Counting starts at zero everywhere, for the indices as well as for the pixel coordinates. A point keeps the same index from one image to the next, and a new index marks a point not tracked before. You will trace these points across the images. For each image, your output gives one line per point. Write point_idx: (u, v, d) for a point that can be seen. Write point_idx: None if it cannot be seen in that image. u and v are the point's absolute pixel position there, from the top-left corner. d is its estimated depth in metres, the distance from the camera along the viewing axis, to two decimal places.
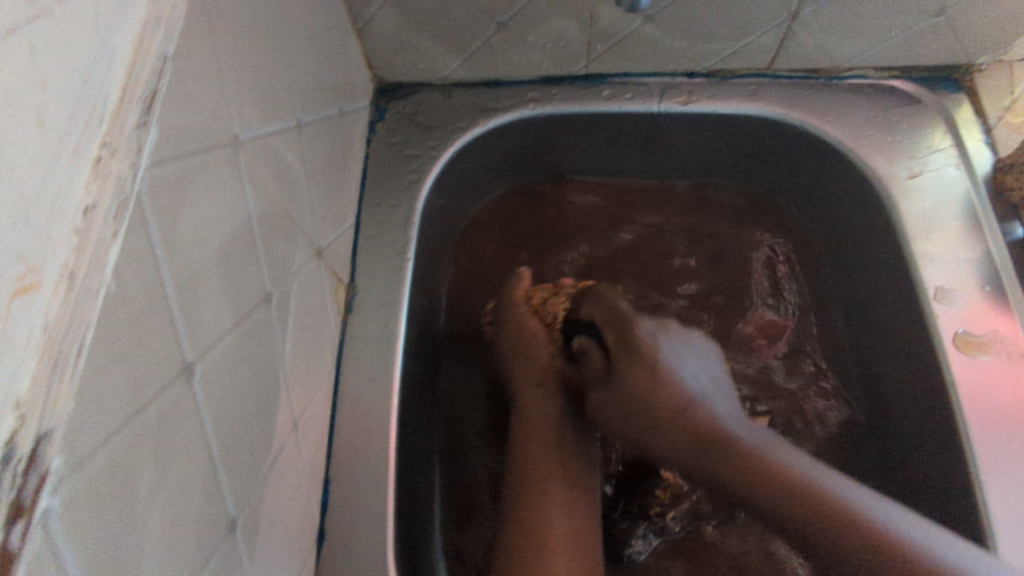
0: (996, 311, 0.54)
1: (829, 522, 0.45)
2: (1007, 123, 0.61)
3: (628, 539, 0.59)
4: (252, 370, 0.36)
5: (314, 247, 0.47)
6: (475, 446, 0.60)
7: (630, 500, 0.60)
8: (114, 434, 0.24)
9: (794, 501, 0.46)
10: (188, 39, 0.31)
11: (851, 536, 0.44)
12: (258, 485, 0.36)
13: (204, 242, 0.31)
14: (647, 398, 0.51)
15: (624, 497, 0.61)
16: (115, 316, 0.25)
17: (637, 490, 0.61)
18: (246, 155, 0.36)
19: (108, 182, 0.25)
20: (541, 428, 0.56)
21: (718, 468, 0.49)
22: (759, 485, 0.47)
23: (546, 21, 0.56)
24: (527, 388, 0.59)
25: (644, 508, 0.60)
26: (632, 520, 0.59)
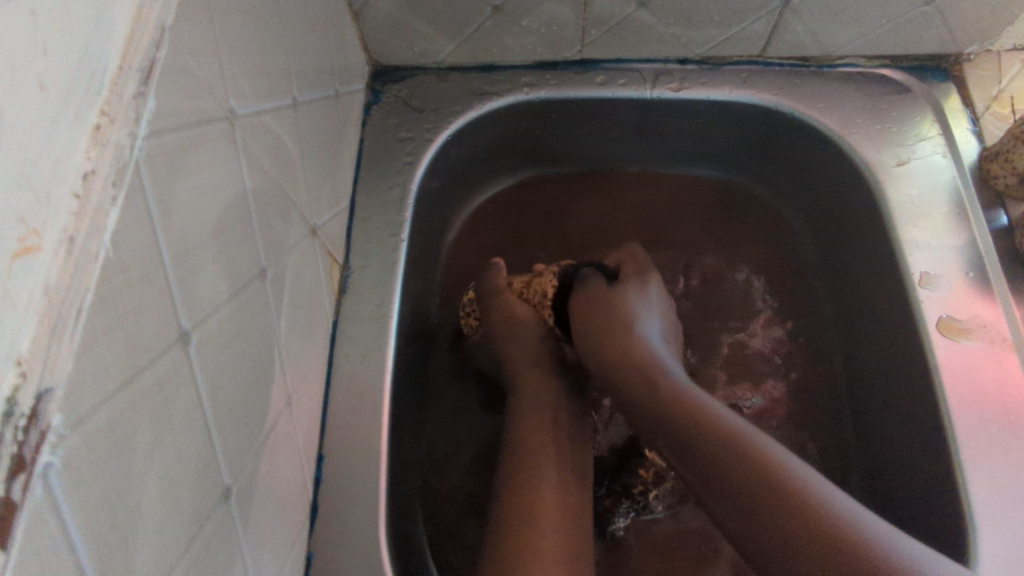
0: (978, 297, 0.55)
1: (771, 490, 0.39)
2: (994, 113, 0.62)
3: (610, 516, 0.61)
4: (246, 343, 0.36)
5: (309, 227, 0.47)
6: (465, 431, 0.61)
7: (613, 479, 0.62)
8: (113, 397, 0.24)
9: (754, 483, 0.40)
10: (186, 13, 0.31)
11: (783, 517, 0.38)
12: (251, 456, 0.37)
13: (199, 214, 0.32)
14: (616, 333, 0.54)
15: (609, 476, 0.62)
16: (113, 281, 0.25)
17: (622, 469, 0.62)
18: (242, 131, 0.37)
19: (107, 150, 0.25)
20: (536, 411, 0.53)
21: (659, 409, 0.47)
22: (704, 440, 0.43)
23: (541, 5, 0.56)
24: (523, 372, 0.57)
25: (626, 486, 0.61)
26: (614, 498, 0.61)
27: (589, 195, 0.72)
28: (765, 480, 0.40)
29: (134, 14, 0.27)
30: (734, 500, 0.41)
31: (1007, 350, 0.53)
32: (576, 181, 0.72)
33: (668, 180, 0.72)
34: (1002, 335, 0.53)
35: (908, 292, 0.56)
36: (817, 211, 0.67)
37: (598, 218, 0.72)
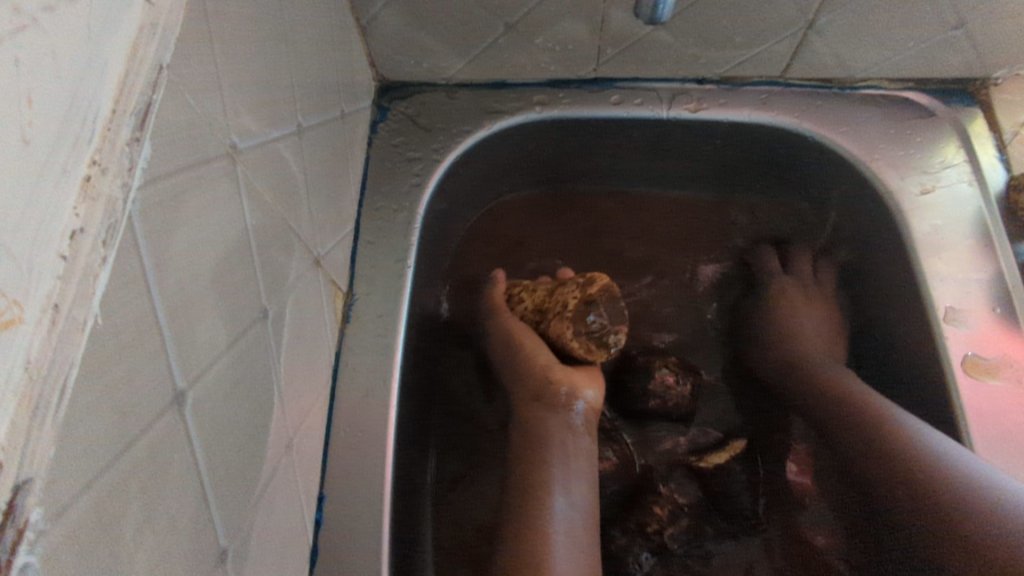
0: (1007, 335, 0.53)
1: (867, 424, 0.54)
2: (1022, 139, 0.60)
3: (625, 554, 0.57)
4: (245, 392, 0.34)
5: (312, 257, 0.45)
6: (472, 437, 0.60)
7: (628, 515, 0.59)
8: (98, 478, 0.23)
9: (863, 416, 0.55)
10: (184, 47, 0.29)
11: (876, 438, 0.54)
12: (249, 509, 0.35)
13: (198, 261, 0.30)
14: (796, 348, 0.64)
15: (622, 512, 0.59)
16: (101, 350, 0.23)
17: (636, 505, 0.59)
18: (244, 166, 0.35)
19: (98, 204, 0.23)
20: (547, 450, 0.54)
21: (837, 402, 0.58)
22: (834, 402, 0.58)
23: (556, 23, 0.54)
24: (527, 405, 0.57)
25: (641, 524, 0.58)
26: (631, 536, 0.58)
27: (599, 220, 0.70)
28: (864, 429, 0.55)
29: (131, 50, 0.25)
30: (853, 442, 0.56)
31: None
32: (586, 203, 0.70)
33: (680, 204, 0.70)
34: None
35: (932, 327, 0.54)
36: (836, 238, 0.65)
37: (605, 244, 0.70)
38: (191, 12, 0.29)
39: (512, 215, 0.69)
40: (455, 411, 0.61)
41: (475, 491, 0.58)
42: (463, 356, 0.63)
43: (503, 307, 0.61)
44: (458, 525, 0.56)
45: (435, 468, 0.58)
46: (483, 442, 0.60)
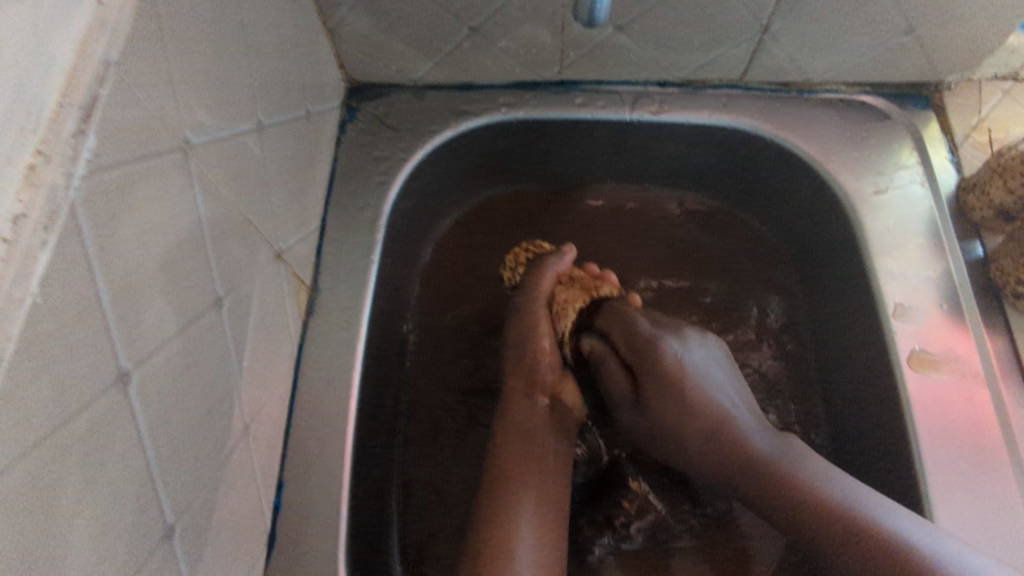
0: (952, 330, 0.54)
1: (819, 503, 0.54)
2: (973, 141, 0.62)
3: (590, 545, 0.61)
4: (197, 377, 0.36)
5: (273, 250, 0.47)
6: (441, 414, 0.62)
7: (595, 508, 0.62)
8: (36, 446, 0.24)
9: (760, 483, 0.50)
10: (135, 45, 0.30)
11: (788, 505, 0.48)
12: (202, 489, 0.36)
13: (147, 248, 0.31)
14: (686, 417, 0.53)
15: (590, 505, 0.62)
16: (42, 327, 0.24)
17: (604, 499, 0.62)
18: (198, 159, 0.36)
19: (40, 191, 0.25)
20: (520, 434, 0.55)
21: (744, 476, 0.51)
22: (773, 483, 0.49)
23: (517, 27, 0.56)
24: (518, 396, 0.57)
25: (608, 517, 0.61)
26: (597, 529, 0.61)
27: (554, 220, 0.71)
28: (771, 494, 0.49)
29: (78, 48, 0.27)
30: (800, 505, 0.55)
31: (979, 385, 0.52)
32: (555, 206, 0.71)
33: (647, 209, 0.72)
34: (974, 370, 0.53)
35: (883, 323, 0.55)
36: (797, 237, 0.67)
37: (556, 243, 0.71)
38: (143, 13, 0.31)
39: (482, 216, 0.70)
40: (425, 400, 0.62)
41: (443, 476, 0.59)
42: (439, 345, 0.65)
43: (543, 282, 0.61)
44: (425, 513, 0.58)
45: (403, 445, 0.60)
46: (457, 430, 0.61)
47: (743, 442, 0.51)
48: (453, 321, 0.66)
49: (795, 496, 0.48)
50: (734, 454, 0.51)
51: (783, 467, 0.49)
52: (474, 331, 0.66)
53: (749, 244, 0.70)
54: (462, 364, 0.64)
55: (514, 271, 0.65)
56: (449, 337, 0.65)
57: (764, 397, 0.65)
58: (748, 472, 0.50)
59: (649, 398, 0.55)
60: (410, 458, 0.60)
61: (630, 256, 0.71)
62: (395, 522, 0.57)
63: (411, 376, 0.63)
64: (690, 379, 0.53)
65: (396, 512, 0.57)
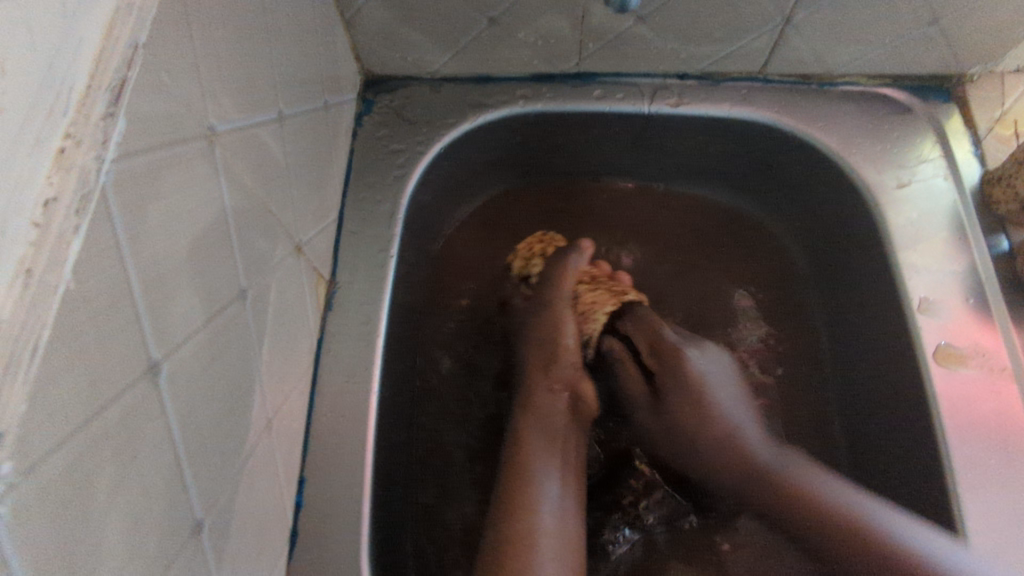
0: (978, 325, 0.54)
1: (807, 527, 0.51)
2: (997, 135, 0.61)
3: (600, 529, 0.60)
4: (222, 370, 0.35)
5: (293, 243, 0.46)
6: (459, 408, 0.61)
7: (604, 491, 0.61)
8: (69, 438, 0.23)
9: (777, 494, 0.52)
10: (162, 30, 0.30)
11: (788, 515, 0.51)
12: (227, 484, 0.36)
13: (175, 237, 0.30)
14: (705, 421, 0.55)
15: (600, 487, 0.61)
16: (74, 315, 0.24)
17: (613, 481, 0.62)
18: (222, 147, 0.35)
19: (71, 174, 0.24)
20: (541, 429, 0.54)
21: (760, 498, 0.53)
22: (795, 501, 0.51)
23: (537, 18, 0.55)
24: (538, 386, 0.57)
25: (618, 499, 0.61)
26: (607, 511, 0.60)
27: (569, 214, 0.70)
28: (782, 503, 0.51)
29: (105, 29, 0.26)
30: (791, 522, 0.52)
31: (1007, 380, 0.52)
32: (572, 201, 0.71)
33: (665, 203, 0.71)
34: (1002, 364, 0.52)
35: (907, 318, 0.55)
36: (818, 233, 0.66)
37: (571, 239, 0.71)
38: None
39: (498, 210, 0.69)
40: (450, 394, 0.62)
41: (465, 472, 0.59)
42: (456, 340, 0.64)
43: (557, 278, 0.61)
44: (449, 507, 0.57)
45: (421, 440, 0.59)
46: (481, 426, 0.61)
47: (748, 457, 0.54)
48: (474, 318, 0.65)
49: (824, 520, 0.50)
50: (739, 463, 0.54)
51: (799, 489, 0.51)
52: (491, 326, 0.65)
53: (767, 240, 0.70)
54: (479, 359, 0.64)
55: (527, 262, 0.64)
56: (466, 332, 0.65)
57: (775, 393, 0.65)
58: (761, 488, 0.53)
59: (681, 410, 0.56)
60: (428, 453, 0.59)
61: (643, 252, 0.71)
62: (414, 518, 0.56)
63: (428, 371, 0.62)
64: (697, 388, 0.56)
65: (415, 508, 0.56)
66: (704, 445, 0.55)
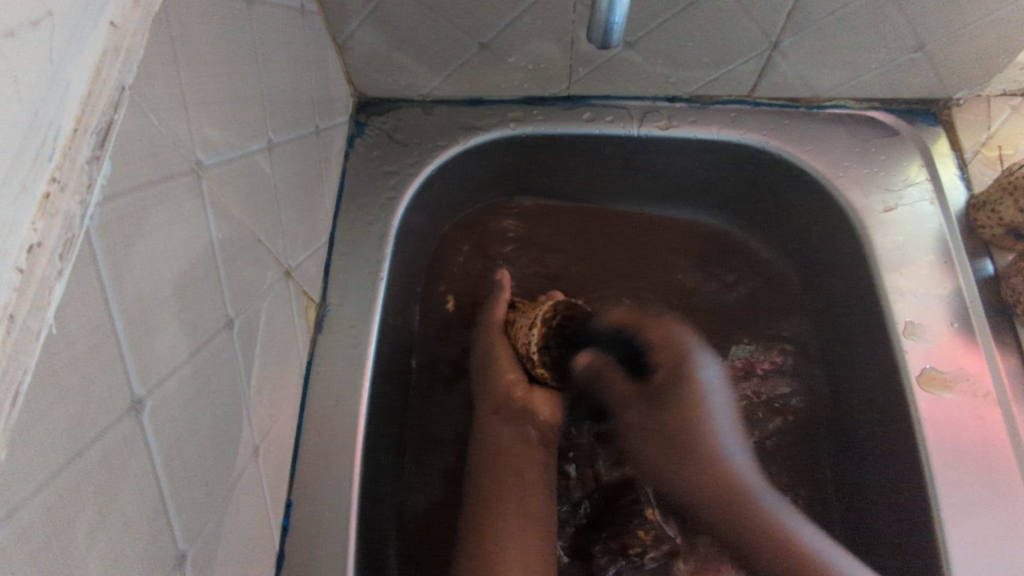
0: (963, 348, 0.54)
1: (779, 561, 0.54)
2: (982, 158, 0.62)
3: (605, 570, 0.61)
4: (208, 401, 0.35)
5: (283, 269, 0.47)
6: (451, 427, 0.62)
7: (609, 535, 0.62)
8: (49, 482, 0.24)
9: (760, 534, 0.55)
10: (149, 69, 0.30)
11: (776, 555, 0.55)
12: (212, 512, 0.36)
13: (160, 274, 0.31)
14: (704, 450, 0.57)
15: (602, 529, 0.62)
16: (58, 357, 0.24)
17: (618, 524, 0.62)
18: (210, 180, 0.36)
19: (56, 220, 0.24)
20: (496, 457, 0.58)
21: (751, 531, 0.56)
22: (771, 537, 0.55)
23: (527, 43, 0.56)
24: (485, 417, 0.61)
25: (624, 544, 0.61)
26: (610, 555, 0.61)
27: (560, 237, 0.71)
28: (771, 539, 0.55)
29: (92, 74, 0.27)
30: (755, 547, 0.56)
31: (990, 405, 0.52)
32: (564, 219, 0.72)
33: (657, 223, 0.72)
34: (986, 389, 0.53)
35: (893, 341, 0.55)
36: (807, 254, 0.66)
37: (558, 262, 0.71)
38: (157, 36, 0.31)
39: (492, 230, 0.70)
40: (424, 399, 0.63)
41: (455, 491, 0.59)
42: (449, 361, 0.65)
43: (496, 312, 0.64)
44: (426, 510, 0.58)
45: (410, 460, 0.60)
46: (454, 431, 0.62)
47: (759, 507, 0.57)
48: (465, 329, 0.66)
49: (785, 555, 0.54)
50: (726, 497, 0.56)
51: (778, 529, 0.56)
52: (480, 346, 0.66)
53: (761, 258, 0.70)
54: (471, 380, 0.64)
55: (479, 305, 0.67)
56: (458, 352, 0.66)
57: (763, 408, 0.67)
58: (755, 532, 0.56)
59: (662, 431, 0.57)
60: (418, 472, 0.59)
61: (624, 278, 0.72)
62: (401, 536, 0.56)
63: (420, 391, 0.63)
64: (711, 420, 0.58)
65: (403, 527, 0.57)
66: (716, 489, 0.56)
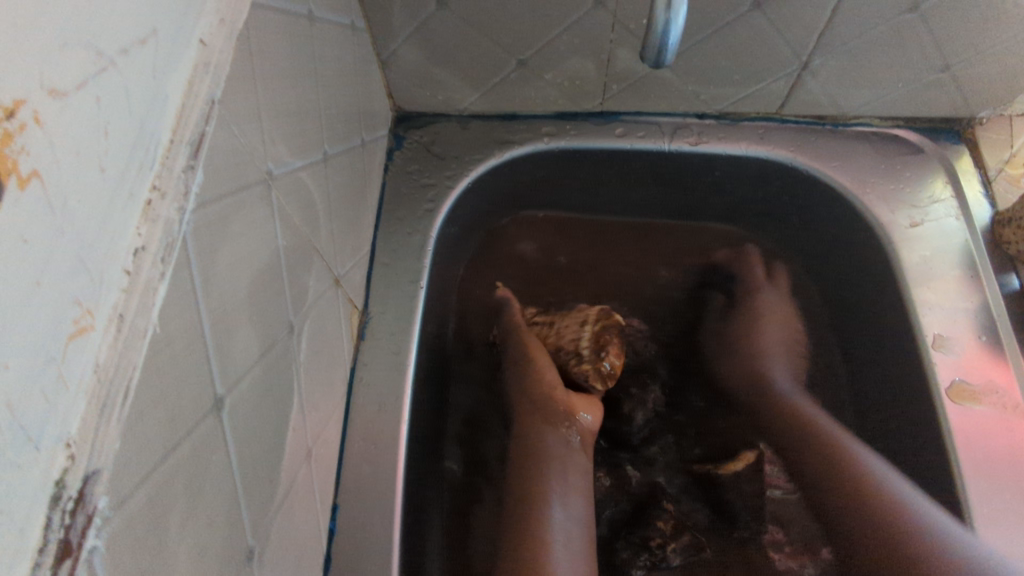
0: (991, 361, 0.55)
1: (851, 500, 0.58)
2: (1006, 176, 0.63)
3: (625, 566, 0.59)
4: (272, 402, 0.37)
5: (332, 276, 0.48)
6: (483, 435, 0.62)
7: (631, 531, 0.60)
8: (150, 475, 0.25)
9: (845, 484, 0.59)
10: (233, 83, 0.32)
11: (836, 489, 0.60)
12: (273, 511, 0.37)
13: (239, 279, 0.32)
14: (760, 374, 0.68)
15: (627, 528, 0.61)
16: (159, 356, 0.25)
17: (641, 521, 0.60)
18: (278, 190, 0.37)
19: (158, 225, 0.26)
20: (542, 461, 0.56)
21: (823, 455, 0.61)
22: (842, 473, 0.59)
23: (564, 61, 0.58)
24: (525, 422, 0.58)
25: (645, 539, 0.59)
26: (633, 551, 0.59)
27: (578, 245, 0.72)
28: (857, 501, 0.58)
29: (187, 87, 0.29)
30: (832, 492, 0.60)
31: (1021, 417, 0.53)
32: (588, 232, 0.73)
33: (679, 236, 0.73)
34: (1015, 401, 0.53)
35: (921, 354, 0.56)
36: (834, 264, 0.67)
37: (583, 273, 0.72)
38: (240, 54, 0.33)
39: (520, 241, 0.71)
40: (454, 398, 0.63)
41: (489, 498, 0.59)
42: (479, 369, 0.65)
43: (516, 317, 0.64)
44: (473, 509, 0.59)
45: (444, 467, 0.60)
46: (487, 430, 0.62)
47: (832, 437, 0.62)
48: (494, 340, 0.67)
49: (844, 471, 0.60)
50: (829, 444, 0.62)
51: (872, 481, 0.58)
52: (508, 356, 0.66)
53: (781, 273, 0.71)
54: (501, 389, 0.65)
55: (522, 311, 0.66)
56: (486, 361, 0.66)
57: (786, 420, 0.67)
58: (851, 469, 0.59)
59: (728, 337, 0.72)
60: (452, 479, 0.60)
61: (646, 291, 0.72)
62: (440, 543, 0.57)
63: (450, 399, 0.63)
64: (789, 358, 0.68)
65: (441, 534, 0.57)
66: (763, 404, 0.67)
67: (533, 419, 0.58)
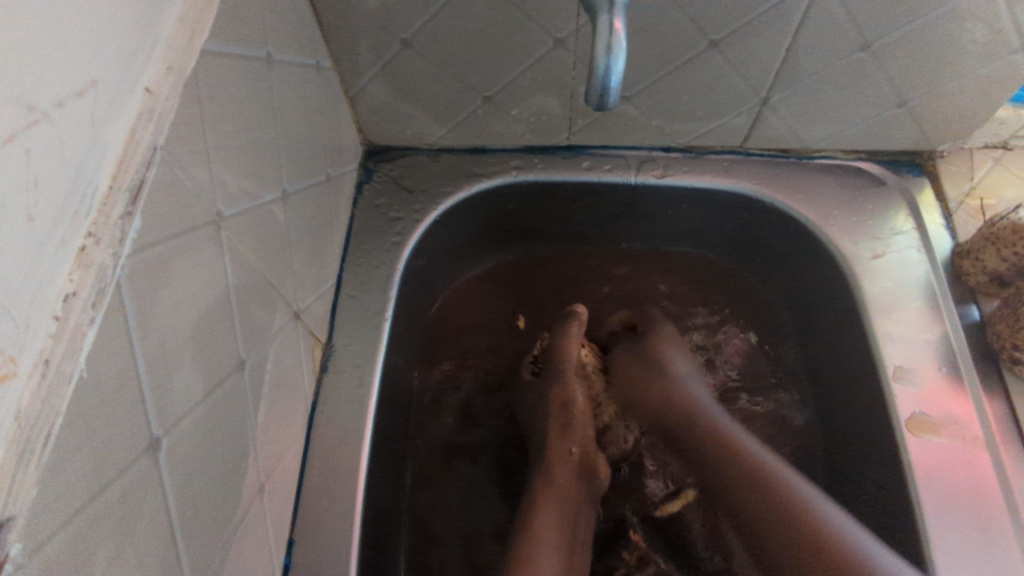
0: (951, 393, 0.55)
1: (750, 491, 0.53)
2: (967, 208, 0.64)
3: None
4: (218, 440, 0.37)
5: (292, 310, 0.49)
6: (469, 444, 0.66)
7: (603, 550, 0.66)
8: (73, 519, 0.25)
9: (738, 486, 0.54)
10: (179, 129, 0.33)
11: (758, 501, 0.52)
12: (219, 549, 0.37)
13: (181, 319, 0.33)
14: (661, 394, 0.63)
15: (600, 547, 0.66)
16: (86, 400, 0.26)
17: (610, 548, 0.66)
18: (228, 230, 0.38)
19: (90, 271, 0.27)
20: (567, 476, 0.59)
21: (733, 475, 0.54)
22: (732, 472, 0.54)
23: (530, 96, 0.59)
24: (559, 451, 0.61)
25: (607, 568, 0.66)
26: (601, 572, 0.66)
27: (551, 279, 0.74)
28: (755, 486, 0.53)
29: (128, 135, 0.29)
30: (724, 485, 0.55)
31: (979, 449, 0.53)
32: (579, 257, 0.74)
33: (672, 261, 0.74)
34: (975, 433, 0.53)
35: (883, 386, 0.56)
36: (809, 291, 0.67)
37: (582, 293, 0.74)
38: (187, 100, 0.34)
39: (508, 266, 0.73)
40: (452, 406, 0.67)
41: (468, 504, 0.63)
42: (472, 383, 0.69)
43: (572, 346, 0.65)
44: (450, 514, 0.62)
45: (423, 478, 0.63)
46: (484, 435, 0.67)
47: (719, 430, 0.58)
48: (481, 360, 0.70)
49: (735, 461, 0.55)
50: (723, 442, 0.57)
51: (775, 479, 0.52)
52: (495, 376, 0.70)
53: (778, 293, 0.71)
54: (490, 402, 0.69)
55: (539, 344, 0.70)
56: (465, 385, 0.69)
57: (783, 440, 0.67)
58: (733, 459, 0.55)
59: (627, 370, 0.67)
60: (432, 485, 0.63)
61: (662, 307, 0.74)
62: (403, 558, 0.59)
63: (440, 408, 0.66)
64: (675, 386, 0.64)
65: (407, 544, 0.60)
66: (657, 406, 0.64)
67: (554, 447, 0.61)
